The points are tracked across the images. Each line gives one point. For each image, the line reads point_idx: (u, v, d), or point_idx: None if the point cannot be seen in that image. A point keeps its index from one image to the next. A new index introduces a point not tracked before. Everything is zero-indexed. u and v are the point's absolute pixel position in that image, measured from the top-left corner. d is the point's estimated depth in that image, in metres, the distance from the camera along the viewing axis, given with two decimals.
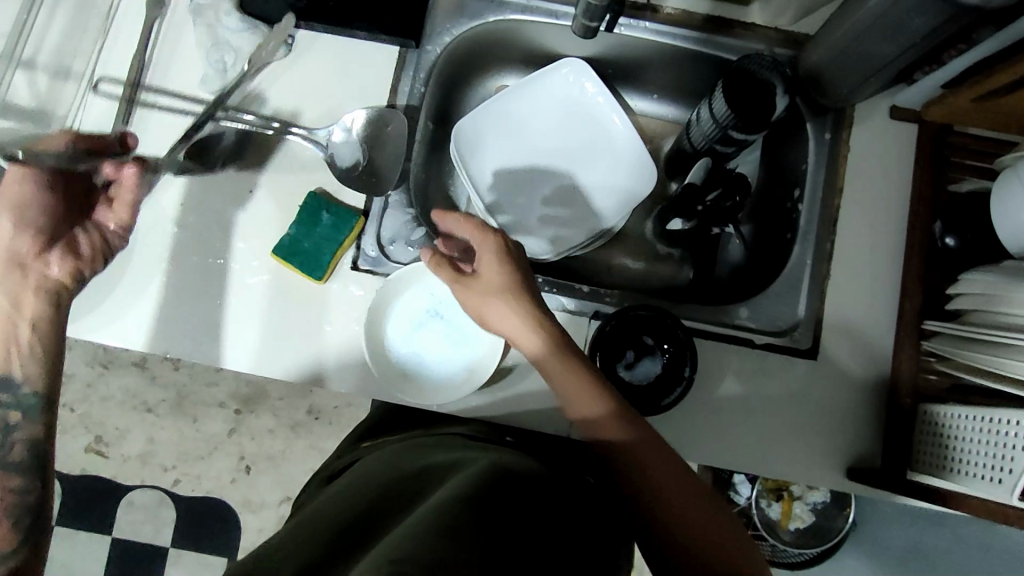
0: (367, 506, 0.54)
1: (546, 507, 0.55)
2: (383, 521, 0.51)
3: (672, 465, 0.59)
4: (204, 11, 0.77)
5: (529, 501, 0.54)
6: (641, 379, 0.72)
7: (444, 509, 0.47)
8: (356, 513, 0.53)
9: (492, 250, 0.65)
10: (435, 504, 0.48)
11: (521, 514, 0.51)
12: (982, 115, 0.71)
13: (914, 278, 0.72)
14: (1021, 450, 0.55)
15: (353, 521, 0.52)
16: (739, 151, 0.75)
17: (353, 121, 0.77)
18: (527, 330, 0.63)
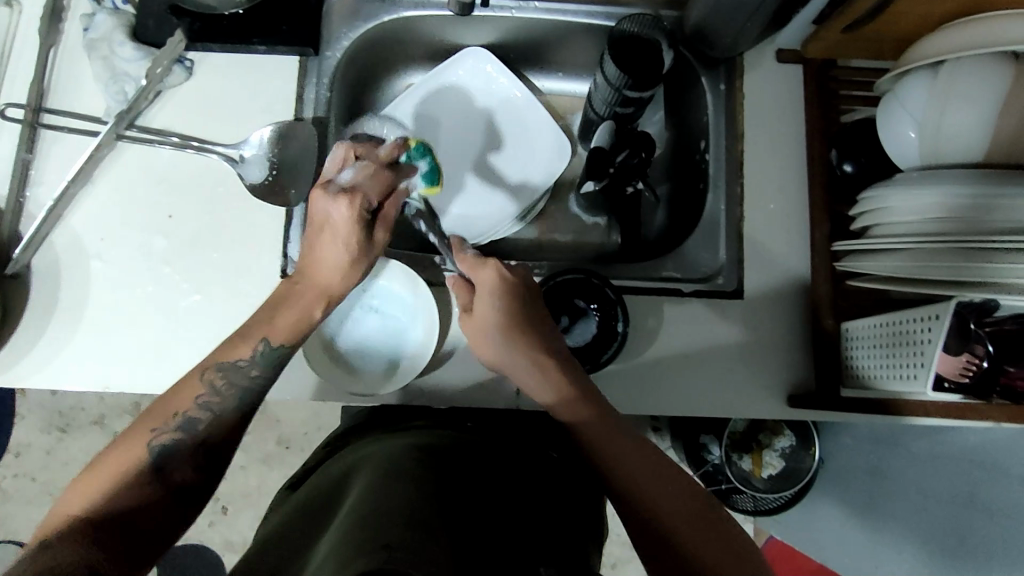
0: (320, 506, 0.54)
1: (486, 494, 0.55)
2: (338, 510, 0.51)
3: (662, 477, 0.61)
4: (98, 44, 0.77)
5: (473, 482, 0.54)
6: (582, 341, 0.75)
7: (410, 495, 0.47)
8: (310, 517, 0.53)
9: (483, 289, 0.67)
10: (399, 488, 0.48)
11: (476, 498, 0.52)
12: (856, 44, 0.75)
13: (820, 206, 0.76)
14: (929, 342, 0.59)
15: (306, 524, 0.52)
16: (641, 110, 0.79)
17: (262, 135, 0.77)
18: (529, 357, 0.65)
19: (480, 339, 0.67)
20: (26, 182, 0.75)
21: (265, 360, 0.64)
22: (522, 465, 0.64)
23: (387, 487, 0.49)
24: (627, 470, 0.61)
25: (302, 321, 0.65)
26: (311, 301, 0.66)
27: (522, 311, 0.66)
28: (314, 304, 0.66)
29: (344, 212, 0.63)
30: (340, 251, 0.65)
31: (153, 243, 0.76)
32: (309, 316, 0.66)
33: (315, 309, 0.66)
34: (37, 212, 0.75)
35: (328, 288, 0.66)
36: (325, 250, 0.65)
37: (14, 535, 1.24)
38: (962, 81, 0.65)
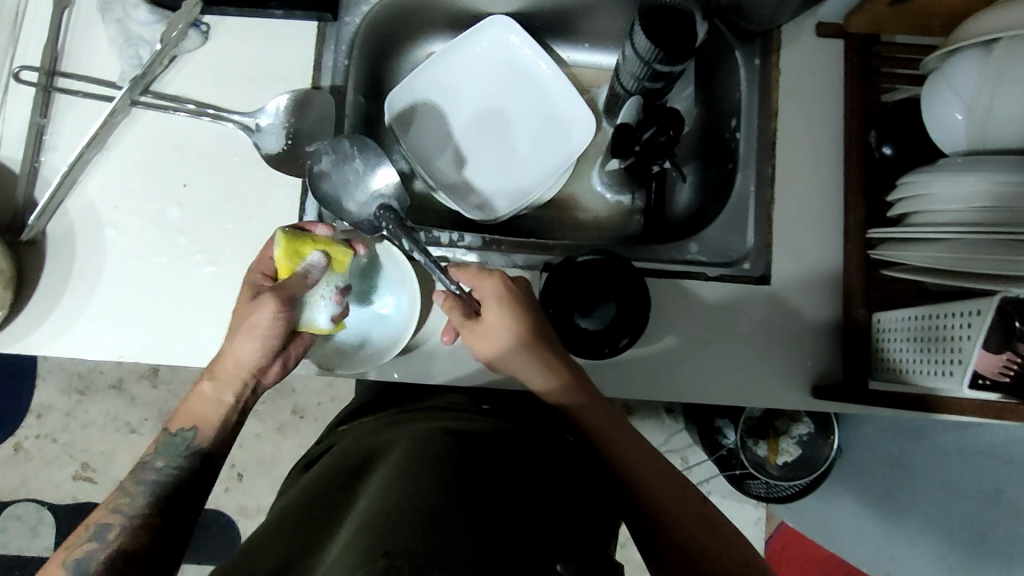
0: (334, 492, 0.53)
1: (506, 486, 0.53)
2: (351, 500, 0.50)
3: (645, 458, 0.64)
4: (112, 6, 0.75)
5: (488, 474, 0.53)
6: (596, 326, 0.72)
7: (420, 492, 0.46)
8: (324, 502, 0.52)
9: (492, 295, 0.68)
10: (409, 483, 0.47)
11: (490, 492, 0.50)
12: (902, 19, 0.71)
13: (855, 190, 0.73)
14: (968, 339, 0.57)
15: (318, 514, 0.51)
16: (672, 85, 0.76)
17: (278, 104, 0.75)
18: (539, 365, 0.67)
19: (486, 343, 0.68)
20: (41, 146, 0.74)
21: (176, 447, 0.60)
22: (538, 449, 0.63)
23: (397, 481, 0.47)
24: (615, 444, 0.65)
25: (214, 406, 0.61)
26: (228, 364, 0.60)
27: (522, 313, 0.68)
28: (223, 386, 0.61)
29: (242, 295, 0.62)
30: (257, 346, 0.59)
31: (167, 212, 0.74)
32: (219, 401, 0.61)
33: (225, 393, 0.61)
34: (50, 177, 0.74)
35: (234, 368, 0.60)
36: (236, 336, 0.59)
37: (36, 494, 1.26)
38: (1015, 63, 0.61)
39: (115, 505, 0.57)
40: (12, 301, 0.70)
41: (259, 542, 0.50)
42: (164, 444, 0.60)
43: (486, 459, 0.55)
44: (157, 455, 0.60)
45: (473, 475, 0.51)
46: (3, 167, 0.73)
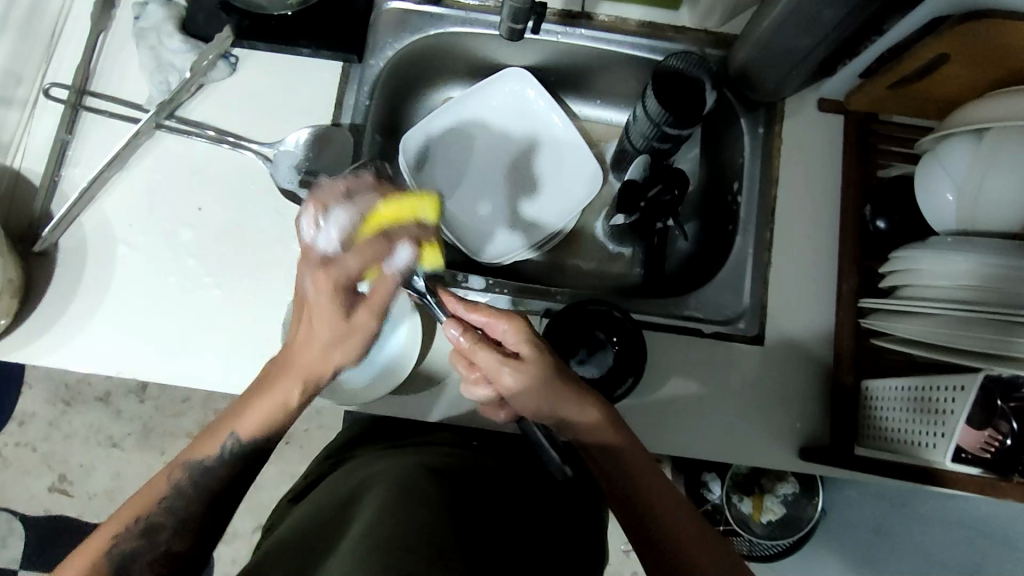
0: (329, 519, 0.55)
1: (494, 528, 0.54)
2: (346, 527, 0.51)
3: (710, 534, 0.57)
4: (147, 34, 0.77)
5: (484, 509, 0.55)
6: (593, 373, 0.73)
7: (422, 523, 0.48)
8: (315, 535, 0.53)
9: (524, 343, 0.61)
10: (409, 513, 0.49)
11: (484, 529, 0.52)
12: (900, 102, 0.75)
13: (850, 260, 0.76)
14: (950, 413, 0.59)
15: (306, 550, 0.51)
16: (678, 146, 0.79)
17: (298, 138, 0.77)
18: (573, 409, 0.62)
19: (519, 388, 0.61)
20: (62, 161, 0.76)
21: (229, 458, 0.57)
22: (527, 491, 0.64)
23: (396, 510, 0.49)
24: (673, 524, 0.58)
25: (277, 406, 0.59)
26: (294, 393, 0.59)
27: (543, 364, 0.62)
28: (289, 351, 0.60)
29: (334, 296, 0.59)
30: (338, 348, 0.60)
31: (180, 233, 0.76)
32: (287, 401, 0.59)
33: (292, 396, 0.59)
34: (68, 191, 0.75)
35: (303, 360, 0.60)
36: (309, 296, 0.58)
37: (10, 503, 1.25)
38: (1004, 154, 0.64)
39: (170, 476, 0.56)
40: (19, 309, 0.71)
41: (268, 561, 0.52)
42: (215, 448, 0.58)
43: (476, 501, 0.56)
44: (214, 459, 0.57)
45: (464, 515, 0.52)
46: (25, 178, 0.75)
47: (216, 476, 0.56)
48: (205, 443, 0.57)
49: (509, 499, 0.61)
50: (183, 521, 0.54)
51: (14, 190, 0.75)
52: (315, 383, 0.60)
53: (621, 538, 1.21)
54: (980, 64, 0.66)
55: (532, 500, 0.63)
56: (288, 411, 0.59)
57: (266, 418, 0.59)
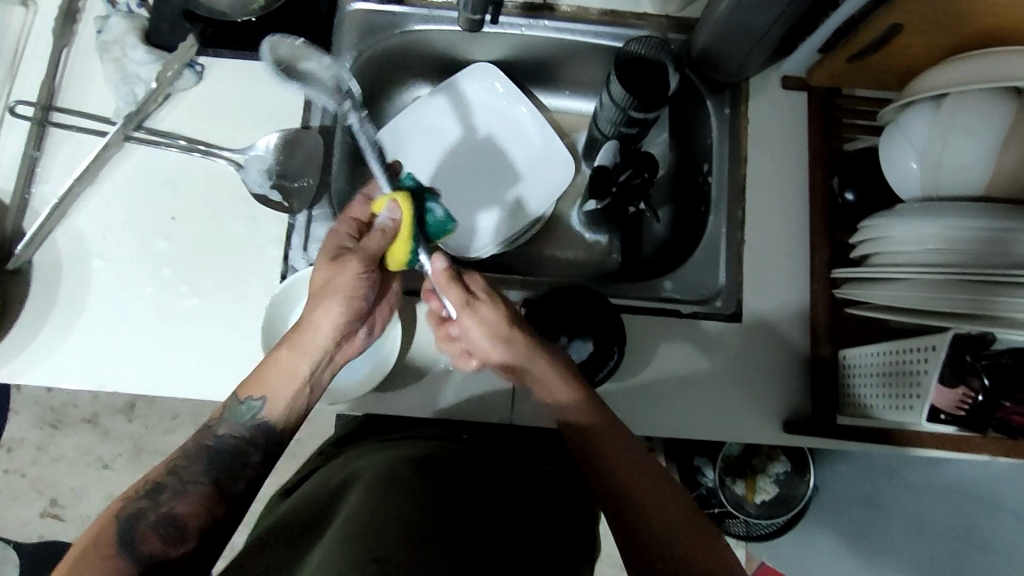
0: (315, 512, 0.55)
1: (478, 521, 0.54)
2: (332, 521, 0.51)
3: (713, 548, 0.54)
4: (110, 46, 0.77)
5: (469, 500, 0.55)
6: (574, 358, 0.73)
7: (404, 520, 0.48)
8: (299, 528, 0.53)
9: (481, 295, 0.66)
10: (392, 511, 0.49)
11: (466, 521, 0.53)
12: (861, 75, 0.76)
13: (821, 233, 0.77)
14: (924, 374, 0.59)
15: (294, 540, 0.52)
16: (647, 130, 0.80)
17: (268, 142, 0.78)
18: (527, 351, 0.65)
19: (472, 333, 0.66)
20: (31, 178, 0.75)
21: (243, 417, 0.59)
22: (515, 478, 0.64)
23: (378, 509, 0.49)
24: (666, 527, 0.55)
25: (295, 383, 0.61)
26: (329, 335, 0.62)
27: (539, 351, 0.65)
28: (303, 354, 0.61)
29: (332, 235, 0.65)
30: (345, 308, 0.62)
31: (155, 244, 0.76)
32: (302, 390, 0.62)
33: (322, 374, 0.64)
34: (39, 207, 0.75)
35: (322, 323, 0.62)
36: (319, 302, 0.62)
37: (1, 531, 1.23)
38: (963, 118, 0.65)
39: (173, 465, 0.56)
40: None
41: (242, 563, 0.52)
42: (233, 411, 0.59)
43: (461, 492, 0.56)
44: (223, 423, 0.59)
45: (448, 508, 0.53)
46: None
47: (227, 438, 0.59)
48: (252, 385, 0.60)
49: (496, 484, 0.61)
50: (174, 530, 0.52)
51: None
52: (326, 360, 0.63)
53: None
54: (934, 33, 0.67)
55: (520, 484, 0.64)
56: (303, 386, 0.62)
57: (298, 367, 0.61)
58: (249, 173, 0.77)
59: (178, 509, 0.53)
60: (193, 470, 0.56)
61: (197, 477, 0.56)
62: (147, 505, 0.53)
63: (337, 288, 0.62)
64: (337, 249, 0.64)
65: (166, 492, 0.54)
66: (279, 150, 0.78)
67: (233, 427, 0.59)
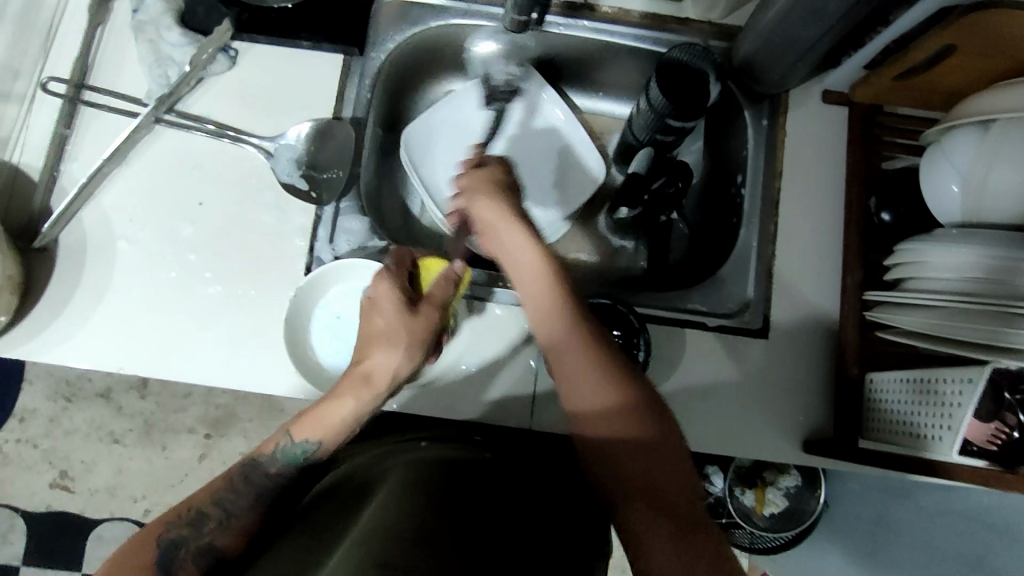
0: (327, 512, 0.54)
1: (496, 520, 0.54)
2: (346, 523, 0.51)
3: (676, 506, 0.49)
4: (145, 27, 0.77)
5: (483, 501, 0.55)
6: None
7: (414, 520, 0.48)
8: (317, 525, 0.53)
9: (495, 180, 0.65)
10: (403, 514, 0.49)
11: (483, 522, 0.52)
12: (905, 94, 0.74)
13: (854, 253, 0.75)
14: (957, 406, 0.58)
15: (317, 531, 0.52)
16: (682, 139, 0.78)
17: (299, 131, 0.77)
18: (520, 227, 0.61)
19: (482, 209, 0.63)
20: (60, 156, 0.75)
21: (286, 459, 0.60)
22: (533, 483, 0.64)
23: (396, 508, 0.50)
24: (630, 467, 0.52)
25: (340, 425, 0.61)
26: (378, 383, 0.62)
27: (575, 308, 0.57)
28: (362, 406, 0.61)
29: (379, 284, 0.64)
30: (403, 359, 0.62)
31: (180, 228, 0.76)
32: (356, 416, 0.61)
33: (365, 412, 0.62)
34: (67, 185, 0.75)
35: (380, 367, 0.62)
36: (381, 347, 0.62)
37: (11, 499, 1.24)
38: (1010, 145, 0.64)
39: (215, 496, 0.58)
40: (18, 305, 0.71)
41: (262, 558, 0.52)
42: (284, 450, 0.60)
43: (477, 495, 0.55)
44: (273, 461, 0.60)
45: (465, 510, 0.52)
46: (24, 175, 0.74)
47: (267, 473, 0.60)
48: (304, 424, 0.61)
49: (512, 486, 0.61)
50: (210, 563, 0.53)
51: (14, 184, 0.74)
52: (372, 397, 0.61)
53: None
54: (985, 57, 0.65)
55: (536, 489, 0.63)
56: (348, 425, 0.61)
57: (353, 411, 0.61)
58: (278, 160, 0.77)
59: (220, 542, 0.55)
60: (235, 501, 0.58)
61: (241, 509, 0.57)
62: (190, 533, 0.55)
63: (409, 332, 0.62)
64: (394, 303, 0.63)
65: (210, 522, 0.56)
66: (311, 137, 0.78)
67: (281, 466, 0.60)
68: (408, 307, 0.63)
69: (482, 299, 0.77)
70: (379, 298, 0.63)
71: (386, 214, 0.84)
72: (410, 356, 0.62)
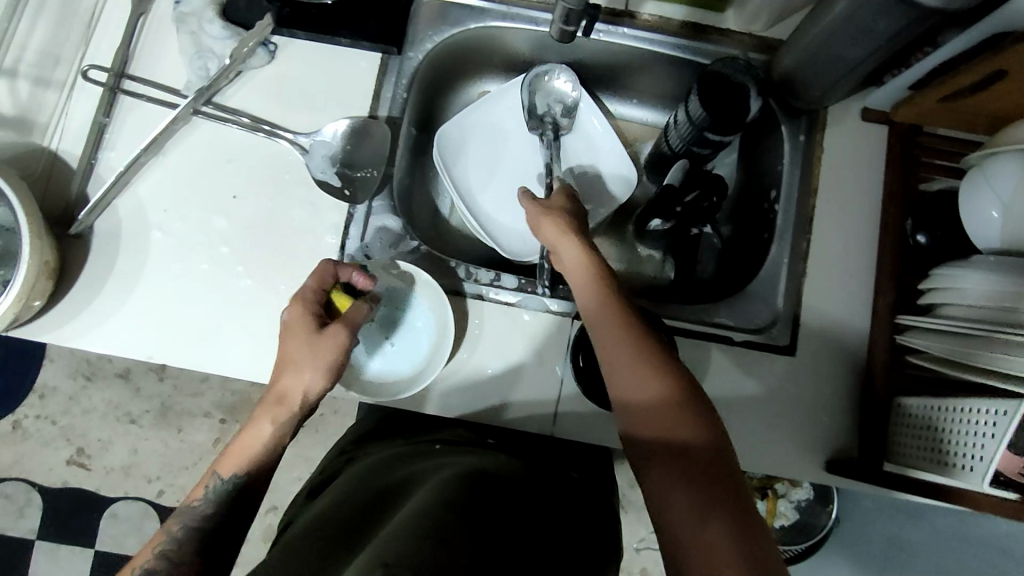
0: (352, 514, 0.56)
1: (525, 522, 0.54)
2: (370, 529, 0.52)
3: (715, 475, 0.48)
4: (187, 19, 0.78)
5: (505, 503, 0.56)
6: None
7: (431, 517, 0.49)
8: (344, 528, 0.53)
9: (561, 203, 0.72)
10: (421, 514, 0.50)
11: (511, 526, 0.53)
12: (948, 116, 0.74)
13: (887, 275, 0.75)
14: (990, 438, 0.58)
15: (344, 534, 0.52)
16: (717, 152, 0.78)
17: (336, 129, 0.78)
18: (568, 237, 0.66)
19: (545, 228, 0.69)
20: (98, 144, 0.76)
21: (215, 496, 0.58)
22: (554, 490, 0.64)
23: (425, 512, 0.50)
24: (668, 440, 0.51)
25: (254, 450, 0.60)
26: (294, 404, 0.61)
27: (613, 291, 0.60)
28: (282, 427, 0.61)
29: (294, 311, 0.63)
30: (320, 378, 0.61)
31: (213, 220, 0.76)
32: (280, 435, 0.61)
33: (288, 430, 0.61)
34: (104, 174, 0.75)
35: (297, 391, 0.61)
36: (297, 365, 0.61)
37: (29, 474, 1.26)
38: None
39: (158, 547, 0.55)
40: (53, 292, 0.71)
41: (282, 550, 0.53)
42: (212, 489, 0.59)
43: (503, 498, 0.56)
44: (206, 502, 0.58)
45: (496, 516, 0.53)
46: (62, 162, 0.75)
47: (202, 516, 0.58)
48: (228, 462, 0.59)
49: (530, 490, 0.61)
50: None
51: (51, 170, 0.75)
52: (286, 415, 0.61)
53: (634, 535, 1.20)
54: None
55: (557, 499, 0.64)
56: (271, 446, 0.60)
57: (275, 432, 0.61)
58: (312, 157, 0.77)
59: None
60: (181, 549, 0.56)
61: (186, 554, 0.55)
62: None
63: (320, 353, 0.61)
64: (305, 327, 0.62)
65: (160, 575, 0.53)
66: (347, 135, 0.78)
67: (211, 502, 0.58)
68: (314, 329, 0.62)
69: (509, 304, 0.77)
70: (291, 319, 0.62)
71: (417, 213, 0.84)
72: (324, 373, 0.61)
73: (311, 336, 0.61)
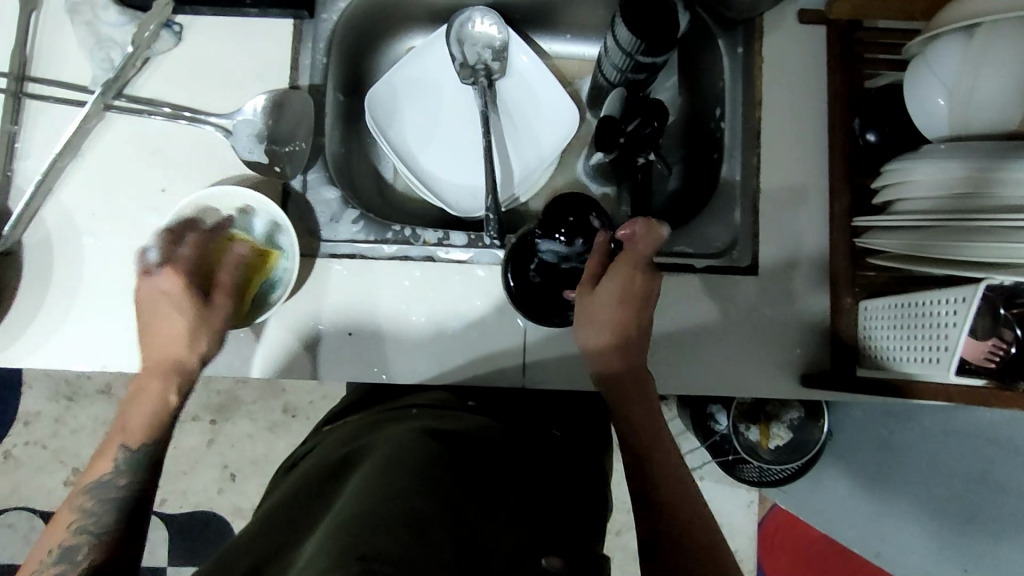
0: (314, 493, 0.53)
1: (490, 480, 0.53)
2: (326, 506, 0.50)
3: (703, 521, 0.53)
4: (81, 8, 0.74)
5: (481, 477, 0.52)
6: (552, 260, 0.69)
7: (392, 481, 0.47)
8: (306, 509, 0.51)
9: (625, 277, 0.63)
10: (380, 479, 0.48)
11: (478, 484, 0.51)
12: (885, 7, 0.70)
13: (840, 178, 0.73)
14: (954, 326, 0.57)
15: (306, 516, 0.50)
16: (654, 76, 0.75)
17: (256, 105, 0.74)
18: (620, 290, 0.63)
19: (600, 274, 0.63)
20: (13, 154, 0.72)
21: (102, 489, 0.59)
22: (525, 449, 0.63)
23: (384, 477, 0.48)
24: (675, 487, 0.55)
25: (160, 407, 0.63)
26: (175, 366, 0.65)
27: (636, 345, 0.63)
28: (170, 385, 0.64)
29: (172, 279, 0.66)
30: (201, 339, 0.65)
31: (147, 218, 0.73)
32: (167, 402, 0.64)
33: (169, 392, 0.64)
34: (25, 184, 0.72)
35: (177, 358, 0.65)
36: (170, 332, 0.65)
37: (27, 501, 1.24)
38: (998, 48, 0.60)
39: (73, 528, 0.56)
40: None
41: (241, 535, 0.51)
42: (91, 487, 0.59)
43: (469, 458, 0.54)
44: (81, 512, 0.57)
45: (465, 475, 0.51)
46: None
47: (115, 488, 0.59)
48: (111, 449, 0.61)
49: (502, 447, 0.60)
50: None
51: None
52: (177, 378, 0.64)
53: None
54: None
55: (530, 454, 0.62)
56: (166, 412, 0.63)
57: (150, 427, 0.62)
58: (238, 138, 0.74)
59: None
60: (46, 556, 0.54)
61: (107, 528, 0.57)
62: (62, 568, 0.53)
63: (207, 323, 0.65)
64: (180, 301, 0.65)
65: (82, 551, 0.55)
66: (269, 110, 0.74)
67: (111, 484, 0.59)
68: (199, 301, 0.66)
69: (461, 262, 0.75)
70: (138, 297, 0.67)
71: (358, 182, 0.82)
72: (204, 340, 0.65)
73: (192, 303, 0.66)
